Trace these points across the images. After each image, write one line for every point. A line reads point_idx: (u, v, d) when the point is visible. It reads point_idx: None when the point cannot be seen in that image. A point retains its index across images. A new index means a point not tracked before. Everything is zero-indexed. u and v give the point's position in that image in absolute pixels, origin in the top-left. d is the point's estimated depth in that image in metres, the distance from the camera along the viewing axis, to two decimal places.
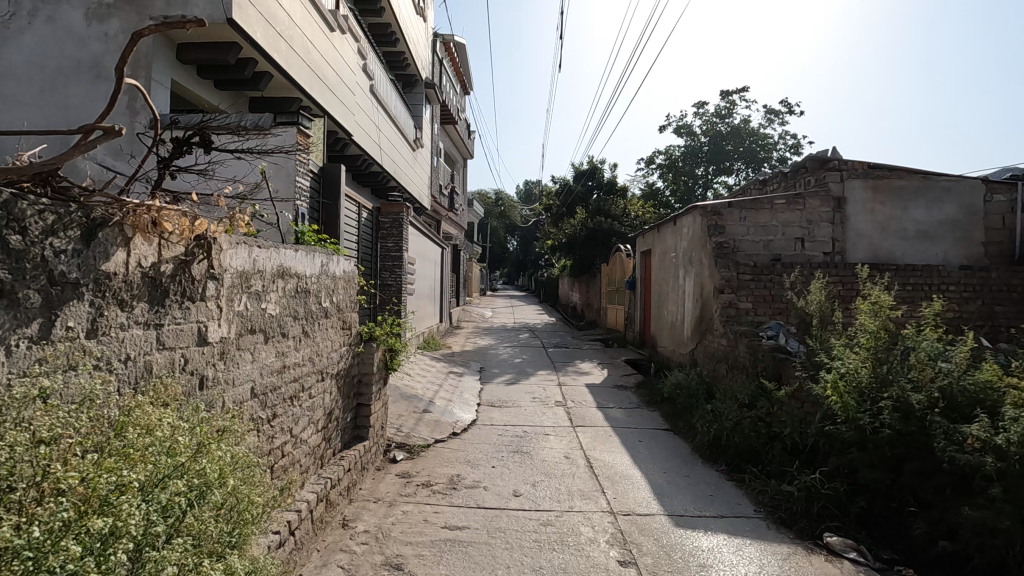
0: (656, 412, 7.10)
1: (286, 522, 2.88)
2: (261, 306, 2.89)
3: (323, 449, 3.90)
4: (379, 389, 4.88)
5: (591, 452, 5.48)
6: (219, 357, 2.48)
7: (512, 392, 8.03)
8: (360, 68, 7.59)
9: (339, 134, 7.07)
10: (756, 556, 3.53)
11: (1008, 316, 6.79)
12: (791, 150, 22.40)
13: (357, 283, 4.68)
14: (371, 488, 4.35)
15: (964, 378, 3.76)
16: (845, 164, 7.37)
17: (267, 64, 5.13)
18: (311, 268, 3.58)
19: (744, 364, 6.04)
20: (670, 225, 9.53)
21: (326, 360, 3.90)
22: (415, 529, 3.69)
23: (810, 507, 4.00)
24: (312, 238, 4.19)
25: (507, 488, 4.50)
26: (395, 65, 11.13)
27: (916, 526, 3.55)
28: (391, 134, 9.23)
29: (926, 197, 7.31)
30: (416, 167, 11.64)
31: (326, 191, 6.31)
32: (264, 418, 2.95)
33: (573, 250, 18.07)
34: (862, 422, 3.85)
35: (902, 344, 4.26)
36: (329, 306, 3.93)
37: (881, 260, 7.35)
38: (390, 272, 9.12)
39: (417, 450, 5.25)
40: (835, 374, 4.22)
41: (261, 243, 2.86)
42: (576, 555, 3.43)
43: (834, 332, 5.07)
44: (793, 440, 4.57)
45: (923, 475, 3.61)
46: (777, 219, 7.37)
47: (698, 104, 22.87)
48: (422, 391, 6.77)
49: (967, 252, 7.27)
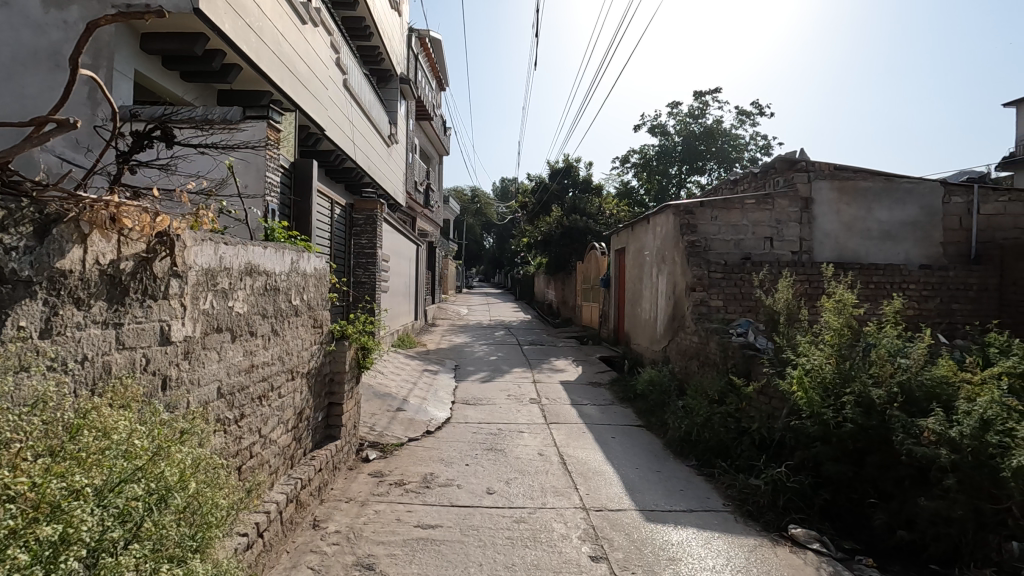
0: (629, 408, 7.18)
1: (254, 524, 2.83)
2: (228, 305, 2.83)
3: (293, 449, 3.84)
4: (351, 388, 4.83)
5: (565, 449, 5.51)
6: (183, 356, 2.42)
7: (487, 389, 8.03)
8: (333, 62, 7.47)
9: (311, 129, 6.95)
10: (723, 549, 3.61)
11: (964, 314, 7.05)
12: (762, 151, 22.88)
13: (330, 281, 4.62)
14: (343, 487, 4.31)
15: (921, 373, 3.93)
16: (812, 165, 7.57)
17: (236, 57, 5.02)
18: (281, 266, 3.51)
19: (715, 361, 6.16)
20: (644, 224, 9.66)
21: (296, 358, 3.84)
22: (387, 528, 3.67)
23: (776, 500, 4.10)
24: (283, 234, 4.11)
25: (480, 486, 4.51)
26: (369, 60, 10.99)
27: (876, 516, 3.67)
28: (365, 130, 9.12)
29: (889, 198, 7.54)
30: (391, 164, 11.53)
31: (297, 187, 6.21)
32: (231, 418, 2.89)
33: (548, 248, 18.11)
34: (826, 416, 3.95)
35: (864, 341, 4.39)
36: (299, 304, 3.87)
37: (846, 259, 7.57)
38: (363, 270, 9.05)
39: (391, 450, 5.20)
40: (801, 370, 4.33)
41: (228, 239, 2.79)
42: (548, 551, 3.46)
43: (800, 329, 5.21)
44: (761, 435, 4.68)
45: (883, 467, 3.74)
46: (747, 219, 7.54)
47: (672, 104, 23.17)
48: (395, 389, 6.72)
49: (926, 252, 7.52)
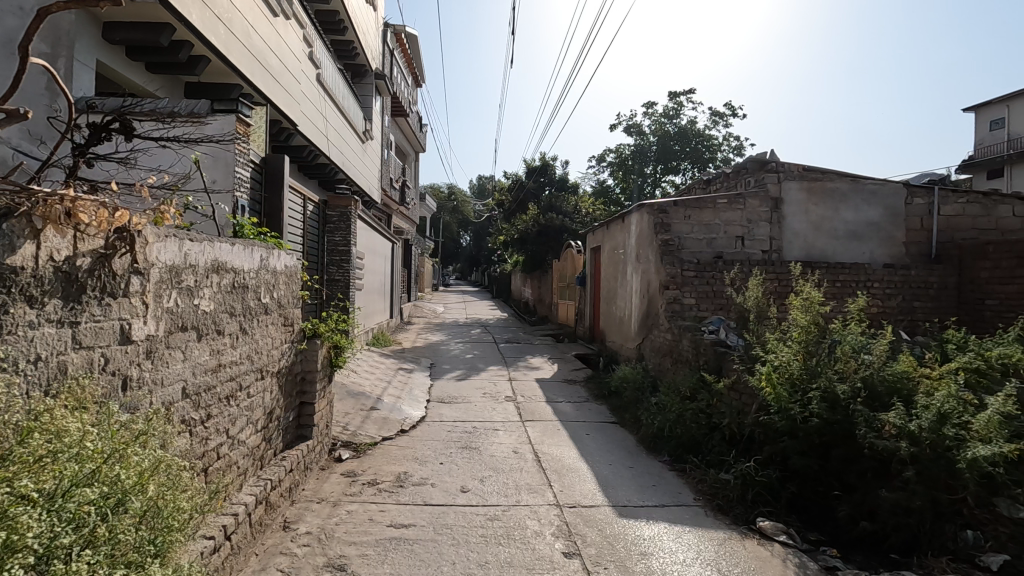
0: (604, 405, 7.25)
1: (220, 526, 2.78)
2: (193, 303, 2.76)
3: (263, 450, 3.77)
4: (323, 387, 4.76)
5: (539, 446, 5.54)
6: (145, 356, 2.35)
7: (462, 388, 8.00)
8: (305, 56, 7.34)
9: (283, 123, 6.81)
10: (694, 543, 3.67)
11: (924, 312, 7.30)
12: (734, 152, 23.31)
13: (301, 279, 4.54)
14: (315, 488, 4.25)
15: (883, 368, 4.06)
16: (782, 166, 7.74)
17: (204, 49, 4.90)
18: (250, 263, 3.44)
19: (688, 358, 6.27)
20: (619, 222, 9.74)
21: (266, 358, 3.76)
22: (359, 528, 3.63)
23: (745, 494, 4.18)
24: (252, 231, 4.02)
25: (454, 484, 4.49)
26: (344, 55, 10.83)
27: (840, 508, 3.76)
28: (339, 125, 8.97)
29: (856, 199, 7.74)
30: (365, 160, 11.39)
31: (267, 183, 6.07)
32: (196, 420, 2.82)
33: (525, 246, 18.15)
34: (793, 411, 4.03)
35: (830, 337, 4.51)
36: (269, 302, 3.79)
37: (814, 258, 7.75)
38: (337, 267, 8.91)
39: (364, 449, 5.15)
40: (769, 366, 4.42)
41: (193, 235, 2.72)
42: (522, 548, 3.47)
43: (769, 326, 5.33)
44: (731, 430, 4.77)
45: (847, 460, 3.84)
46: (719, 218, 7.66)
47: (648, 105, 23.45)
48: (369, 388, 6.64)
49: (890, 252, 7.74)
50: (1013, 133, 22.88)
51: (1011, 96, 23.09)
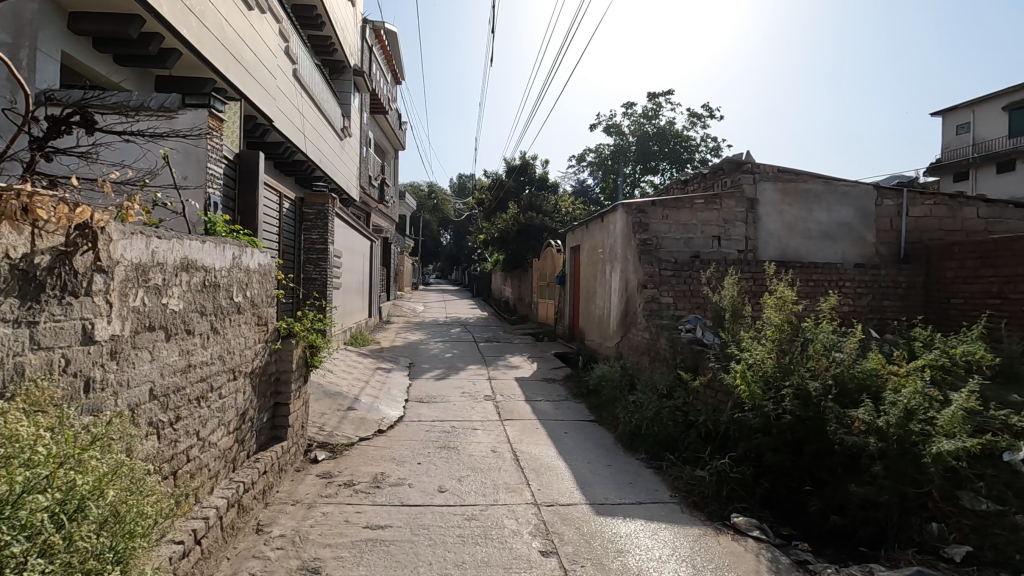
0: (582, 404, 7.28)
1: (190, 531, 2.73)
2: (162, 301, 2.69)
3: (235, 452, 3.69)
4: (299, 388, 4.69)
5: (518, 445, 5.54)
6: (110, 356, 2.28)
7: (441, 387, 7.96)
8: (281, 51, 7.22)
9: (258, 118, 6.68)
10: (669, 539, 3.70)
11: (893, 310, 7.49)
12: (712, 152, 23.63)
13: (275, 277, 4.46)
14: (290, 490, 4.18)
15: (853, 366, 4.15)
16: (757, 167, 7.86)
17: (175, 41, 4.78)
18: (222, 261, 3.37)
19: (665, 356, 6.35)
20: (598, 221, 9.79)
21: (238, 358, 3.68)
22: (335, 530, 3.58)
23: (720, 490, 4.23)
24: (224, 228, 3.94)
25: (432, 484, 4.47)
26: (321, 50, 10.68)
27: (812, 503, 3.83)
28: (316, 121, 8.85)
29: (828, 200, 7.90)
30: (343, 157, 11.25)
31: (241, 180, 5.95)
32: (165, 422, 2.76)
33: (505, 245, 18.17)
34: (767, 409, 4.09)
35: (802, 336, 4.60)
36: (242, 301, 3.71)
37: (788, 258, 7.89)
38: (314, 265, 8.78)
39: (340, 450, 5.09)
40: (744, 364, 4.49)
41: (161, 233, 2.65)
42: (499, 547, 3.46)
43: (744, 325, 5.43)
44: (707, 427, 4.83)
45: (819, 456, 3.91)
46: (696, 218, 7.76)
47: (627, 105, 23.68)
48: (346, 388, 6.57)
49: (860, 252, 7.92)
50: (979, 137, 23.60)
51: (976, 101, 23.83)
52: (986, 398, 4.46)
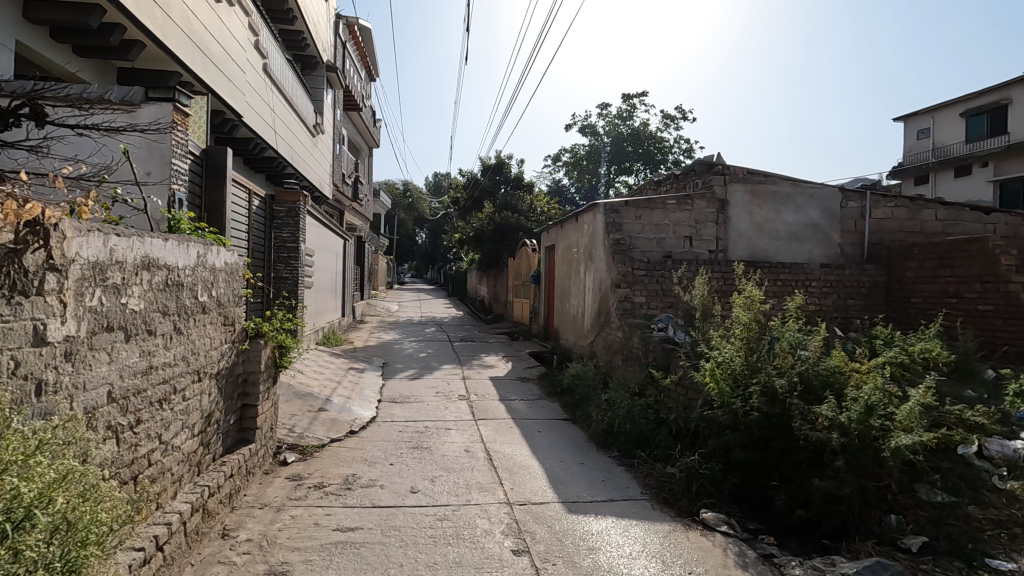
0: (556, 402, 7.32)
1: (151, 537, 2.66)
2: (121, 301, 2.61)
3: (200, 455, 3.59)
4: (267, 388, 4.59)
5: (491, 445, 5.54)
6: (64, 358, 2.20)
7: (415, 387, 7.91)
8: (251, 45, 7.07)
9: (226, 113, 6.53)
10: (640, 536, 3.75)
11: (857, 309, 7.73)
12: (684, 154, 24.01)
13: (243, 276, 4.36)
14: (257, 493, 4.10)
15: (818, 363, 4.27)
16: (728, 169, 7.99)
17: (138, 32, 4.63)
18: (185, 259, 3.28)
19: (638, 355, 6.44)
20: (573, 221, 9.84)
21: (203, 359, 3.59)
22: (303, 533, 3.53)
23: (689, 487, 4.29)
24: (189, 226, 3.83)
25: (404, 485, 4.44)
26: (293, 45, 10.47)
27: (778, 498, 3.90)
28: (287, 117, 8.69)
29: (796, 202, 8.09)
30: (315, 154, 11.07)
31: (207, 176, 5.80)
32: (125, 426, 2.67)
33: (481, 244, 18.16)
34: (735, 406, 4.16)
35: (769, 334, 4.71)
36: (207, 301, 3.62)
37: (757, 258, 8.05)
38: (284, 264, 8.61)
39: (310, 451, 5.01)
40: (713, 362, 4.58)
41: (120, 230, 2.57)
42: (471, 548, 3.45)
43: (714, 324, 5.54)
44: (678, 424, 4.90)
45: (785, 451, 4.00)
46: (669, 218, 7.85)
47: (602, 106, 23.92)
48: (317, 388, 6.47)
49: (826, 252, 8.12)
50: (938, 142, 24.46)
51: (936, 108, 24.68)
52: (942, 393, 4.64)
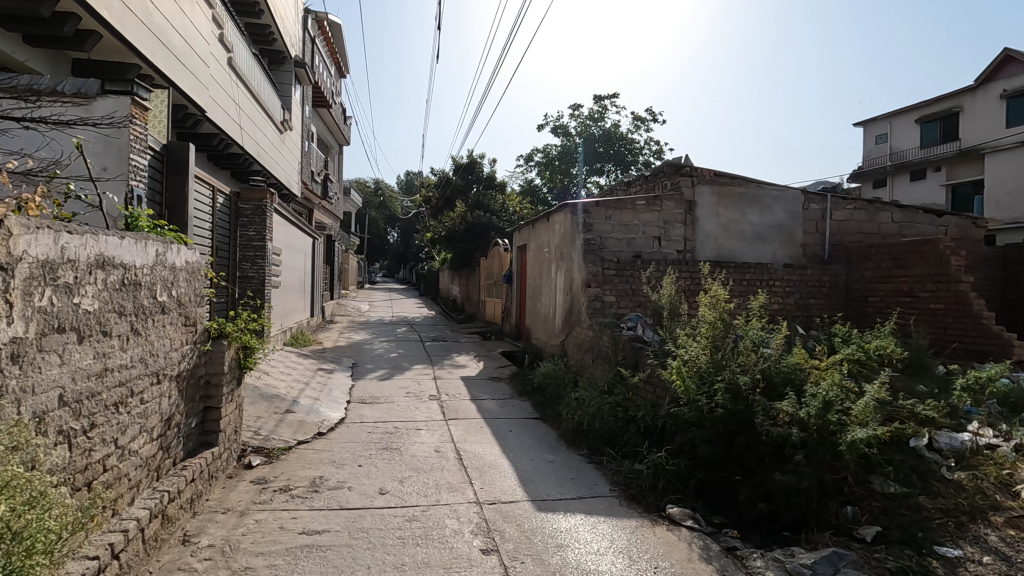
0: (527, 401, 7.35)
1: (106, 545, 2.58)
2: (73, 302, 2.51)
3: (159, 460, 3.49)
4: (231, 390, 4.48)
5: (462, 444, 5.53)
6: (10, 361, 2.11)
7: (385, 387, 7.84)
8: (215, 38, 6.90)
9: (188, 108, 6.36)
10: (608, 532, 3.79)
11: (818, 308, 7.98)
12: (655, 155, 24.40)
13: (206, 275, 4.25)
14: (220, 497, 4.00)
15: (779, 361, 4.41)
16: (696, 171, 8.15)
17: (95, 22, 4.47)
18: (143, 258, 3.18)
19: (608, 354, 6.54)
20: (544, 221, 9.90)
21: (162, 361, 3.48)
22: (268, 537, 3.46)
23: (656, 483, 4.36)
24: (147, 223, 3.71)
25: (372, 487, 4.38)
26: (259, 39, 10.23)
27: (741, 492, 4.00)
28: (253, 112, 8.50)
29: (760, 203, 8.30)
30: (283, 151, 10.85)
31: (168, 172, 5.63)
32: (77, 431, 2.57)
33: (453, 243, 18.11)
34: (700, 403, 4.26)
35: (733, 333, 4.84)
36: (166, 300, 3.52)
37: (723, 258, 8.23)
38: (251, 263, 8.43)
39: (276, 454, 4.92)
40: (680, 361, 4.68)
41: (72, 227, 2.48)
42: (439, 548, 3.44)
43: (681, 323, 5.67)
44: (646, 422, 4.99)
45: (748, 447, 4.10)
46: (638, 219, 7.95)
47: (574, 107, 24.21)
48: (284, 390, 6.35)
49: (789, 252, 8.35)
50: (895, 147, 25.46)
51: (895, 113, 25.54)
52: (896, 389, 4.84)
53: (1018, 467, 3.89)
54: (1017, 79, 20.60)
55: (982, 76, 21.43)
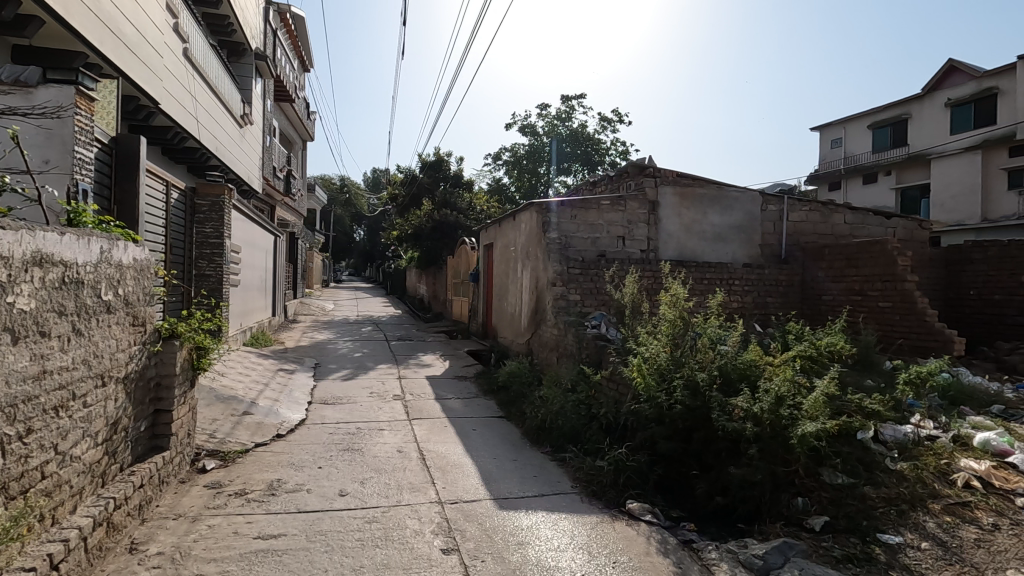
0: (492, 400, 7.35)
1: (45, 556, 2.47)
2: (7, 301, 2.39)
3: (105, 465, 3.35)
4: (183, 392, 4.33)
5: (425, 444, 5.49)
6: None
7: (348, 387, 7.72)
8: (170, 28, 6.66)
9: (140, 98, 6.13)
10: (569, 529, 3.83)
11: (775, 306, 8.23)
12: (621, 156, 24.75)
13: (157, 273, 4.10)
14: (171, 503, 3.87)
15: (735, 358, 4.53)
16: (659, 172, 8.30)
17: (36, 7, 4.23)
18: (85, 255, 3.04)
19: (572, 352, 6.62)
20: (511, 219, 9.90)
21: (108, 362, 3.34)
22: (221, 543, 3.36)
23: (617, 479, 4.42)
24: (92, 219, 3.55)
25: (333, 489, 4.32)
26: (217, 30, 9.90)
27: (699, 486, 4.09)
28: (211, 105, 8.24)
29: (721, 204, 8.50)
30: (243, 146, 10.54)
31: (117, 166, 5.41)
32: (12, 437, 2.45)
33: (420, 242, 17.97)
34: (660, 399, 4.35)
35: (693, 331, 4.95)
36: (113, 299, 3.38)
37: (685, 257, 8.39)
38: (208, 261, 8.17)
39: (232, 457, 4.78)
40: (641, 358, 4.78)
41: (5, 222, 2.36)
42: (399, 549, 3.41)
43: (642, 321, 5.79)
44: (608, 419, 5.07)
45: (706, 442, 4.19)
46: (603, 219, 8.03)
47: (542, 106, 24.41)
48: (242, 391, 6.17)
49: (748, 252, 8.57)
50: (849, 151, 26.45)
51: (847, 120, 26.51)
52: (845, 383, 5.03)
53: (955, 456, 4.09)
54: (960, 89, 21.79)
55: (929, 85, 22.52)
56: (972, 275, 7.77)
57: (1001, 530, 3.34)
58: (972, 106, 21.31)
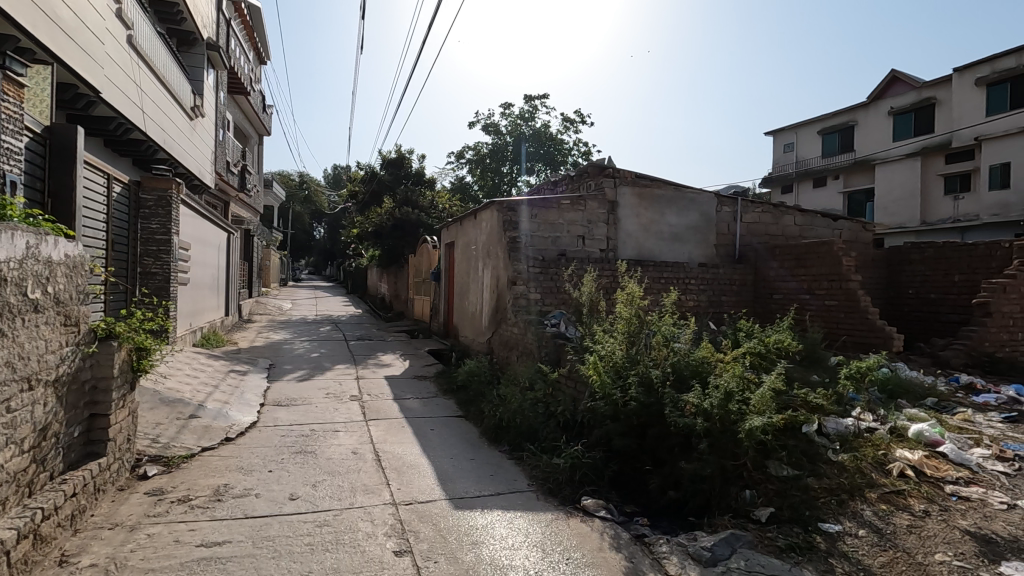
0: (451, 399, 7.31)
1: None
2: None
3: (33, 473, 3.16)
4: (122, 395, 4.13)
5: (381, 445, 5.40)
6: None
7: (303, 388, 7.55)
8: (112, 13, 6.34)
9: (78, 85, 5.80)
10: (523, 526, 3.84)
11: (728, 305, 8.46)
12: (583, 156, 25.04)
13: (92, 270, 3.88)
14: (108, 512, 3.68)
15: (688, 355, 4.63)
16: (617, 173, 8.40)
17: None
18: (9, 250, 2.86)
19: (531, 350, 6.65)
20: (472, 218, 9.86)
21: (35, 365, 3.14)
22: (161, 552, 3.22)
23: (573, 476, 4.45)
24: (18, 212, 3.34)
25: (283, 493, 4.19)
26: (165, 17, 9.47)
27: (652, 481, 4.17)
28: (157, 95, 7.89)
29: (678, 205, 8.67)
30: (193, 139, 10.14)
31: (50, 157, 5.10)
32: None
33: (381, 240, 17.67)
34: (616, 397, 4.42)
35: (648, 329, 5.04)
36: (41, 298, 3.19)
37: (643, 256, 8.54)
38: (154, 258, 7.80)
39: (176, 462, 4.59)
40: (597, 356, 4.84)
41: None
42: (350, 552, 3.34)
43: (599, 320, 5.87)
44: (565, 416, 5.13)
45: (660, 438, 4.27)
46: (563, 218, 8.07)
47: (505, 106, 24.47)
48: (190, 394, 5.93)
49: (704, 252, 8.78)
50: (800, 155, 27.43)
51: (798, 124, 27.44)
52: (792, 378, 5.22)
53: (891, 447, 4.31)
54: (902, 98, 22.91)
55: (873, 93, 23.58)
56: (910, 275, 8.18)
57: (930, 516, 3.51)
58: (913, 115, 22.42)
